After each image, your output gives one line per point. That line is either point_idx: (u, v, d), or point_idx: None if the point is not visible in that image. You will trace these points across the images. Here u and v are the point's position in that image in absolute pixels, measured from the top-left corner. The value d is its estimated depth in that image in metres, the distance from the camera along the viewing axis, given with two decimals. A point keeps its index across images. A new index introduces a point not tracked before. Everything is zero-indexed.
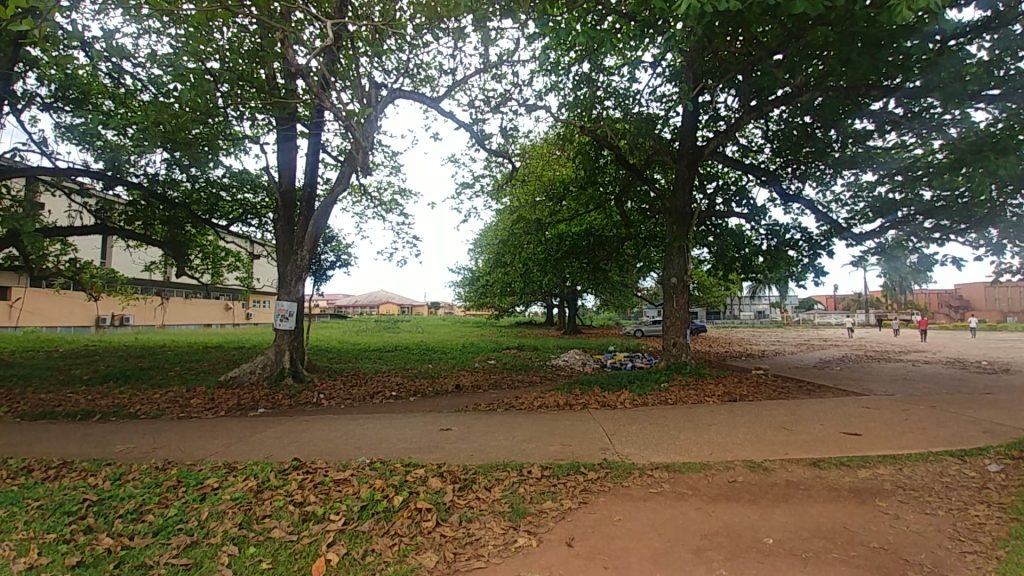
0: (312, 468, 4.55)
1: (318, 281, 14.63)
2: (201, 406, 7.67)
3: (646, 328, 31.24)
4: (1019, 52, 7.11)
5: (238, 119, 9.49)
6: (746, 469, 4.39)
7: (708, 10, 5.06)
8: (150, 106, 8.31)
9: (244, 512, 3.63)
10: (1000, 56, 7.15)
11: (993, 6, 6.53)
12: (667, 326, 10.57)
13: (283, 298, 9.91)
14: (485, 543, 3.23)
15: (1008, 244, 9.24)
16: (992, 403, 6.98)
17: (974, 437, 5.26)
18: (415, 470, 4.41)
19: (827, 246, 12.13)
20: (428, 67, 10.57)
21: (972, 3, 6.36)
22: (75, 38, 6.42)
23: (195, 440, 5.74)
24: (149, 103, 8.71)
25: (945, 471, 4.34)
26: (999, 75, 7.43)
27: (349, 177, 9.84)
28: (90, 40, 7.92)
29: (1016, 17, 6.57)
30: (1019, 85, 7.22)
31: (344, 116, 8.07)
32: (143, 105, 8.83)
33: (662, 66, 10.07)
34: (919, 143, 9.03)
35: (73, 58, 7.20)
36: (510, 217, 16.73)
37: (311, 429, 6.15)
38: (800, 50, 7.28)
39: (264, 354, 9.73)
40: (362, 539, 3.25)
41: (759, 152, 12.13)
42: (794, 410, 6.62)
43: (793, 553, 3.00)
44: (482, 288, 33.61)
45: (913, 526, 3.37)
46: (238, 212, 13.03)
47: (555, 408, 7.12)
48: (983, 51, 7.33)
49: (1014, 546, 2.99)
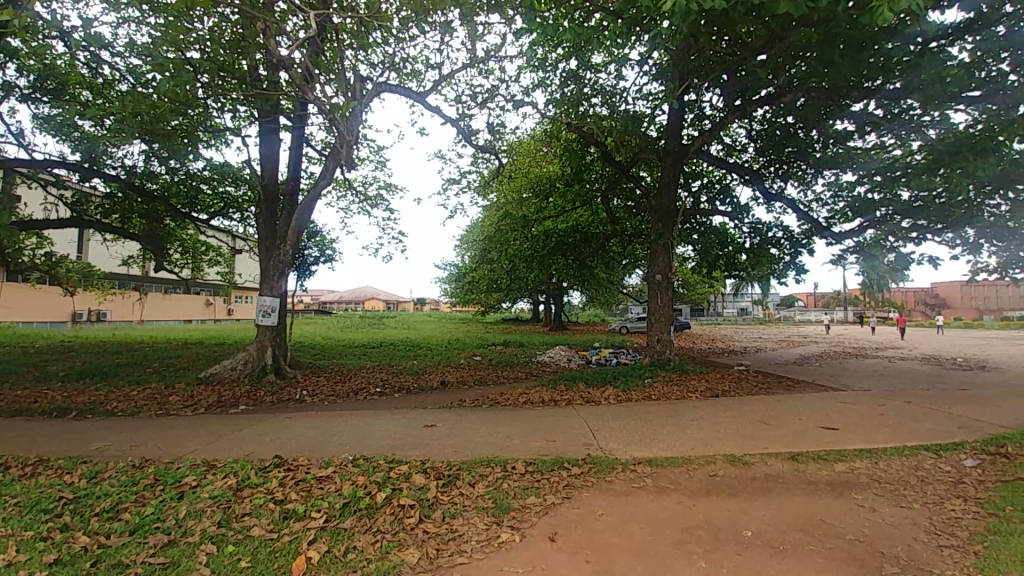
0: (293, 466, 4.50)
1: (302, 276, 14.45)
2: (180, 403, 7.51)
3: (631, 324, 31.55)
4: (1000, 55, 7.25)
5: (219, 111, 9.32)
6: (727, 464, 4.46)
7: (693, 7, 5.10)
8: (128, 97, 8.09)
9: (223, 510, 3.57)
10: (980, 58, 7.31)
11: (976, 9, 6.67)
12: (651, 323, 10.62)
13: (265, 293, 9.75)
14: (468, 539, 3.22)
15: (983, 244, 9.43)
16: (963, 399, 7.21)
17: (952, 432, 5.40)
18: (399, 467, 4.38)
19: (807, 244, 12.32)
20: (415, 61, 10.50)
21: (954, 5, 6.47)
22: (54, 26, 6.22)
23: (173, 438, 5.61)
24: (127, 93, 8.50)
25: (920, 466, 4.47)
26: (980, 76, 7.57)
27: (333, 172, 9.69)
28: (68, 29, 7.68)
29: (998, 20, 6.71)
30: (1000, 87, 7.36)
31: (328, 109, 7.96)
32: (122, 95, 8.60)
33: (648, 64, 10.13)
34: (899, 144, 9.20)
35: (51, 48, 6.98)
36: (496, 213, 16.60)
37: (292, 426, 6.05)
38: (784, 50, 7.37)
39: (245, 350, 9.59)
40: (344, 536, 3.22)
41: (743, 151, 12.27)
42: (775, 405, 6.74)
43: (771, 545, 3.06)
44: (468, 284, 33.56)
45: (888, 519, 3.46)
46: (218, 206, 12.71)
47: (540, 404, 7.14)
48: (964, 53, 7.46)
49: (990, 540, 3.07)
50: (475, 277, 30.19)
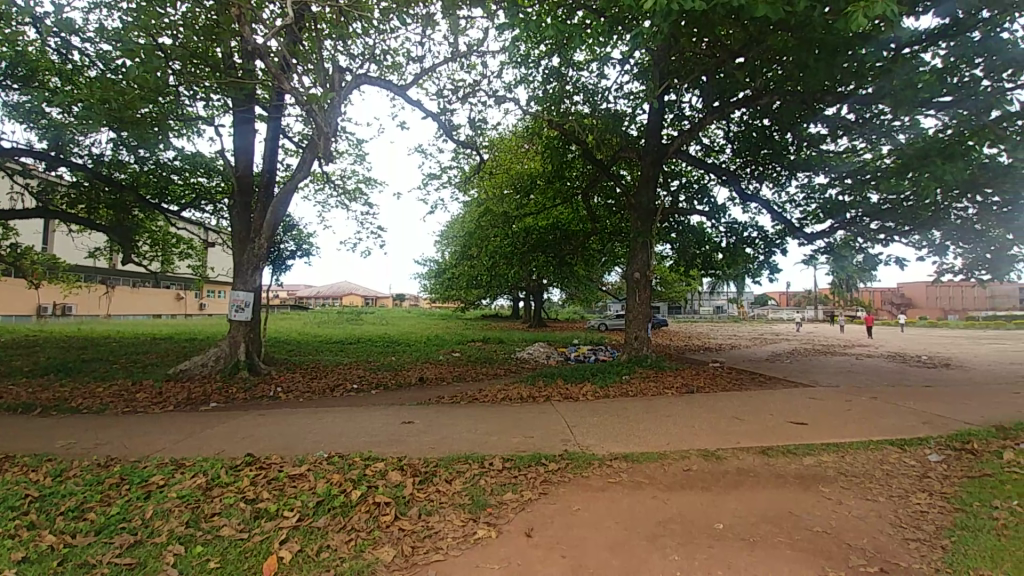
0: (266, 464, 4.40)
1: (277, 271, 14.14)
2: (148, 400, 7.29)
3: (610, 321, 31.90)
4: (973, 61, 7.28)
5: (191, 99, 9.05)
6: (701, 458, 4.55)
7: (674, 7, 5.15)
8: (97, 83, 7.76)
9: (193, 510, 3.47)
10: (953, 64, 7.32)
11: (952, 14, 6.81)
12: (629, 321, 10.74)
13: (239, 287, 9.50)
14: (444, 535, 3.21)
15: (949, 246, 9.70)
16: (926, 396, 7.50)
17: (916, 428, 5.61)
18: (375, 464, 4.33)
19: (781, 244, 12.63)
20: (395, 54, 10.37)
21: (929, 12, 6.63)
22: (25, 12, 5.97)
23: (143, 436, 5.44)
24: (96, 79, 8.16)
25: (886, 460, 4.62)
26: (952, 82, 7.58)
27: (310, 165, 9.49)
28: (39, 14, 7.36)
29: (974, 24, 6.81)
30: (971, 93, 7.42)
31: (305, 100, 7.78)
32: (90, 82, 8.25)
33: (630, 63, 10.22)
34: (869, 148, 9.49)
35: (20, 32, 6.67)
36: (477, 209, 16.53)
37: (266, 424, 5.93)
38: (761, 53, 7.53)
39: (217, 346, 9.35)
40: (317, 535, 3.17)
41: (720, 152, 12.48)
42: (748, 401, 6.91)
43: (741, 538, 3.14)
44: (448, 280, 33.42)
45: (855, 511, 3.57)
46: (189, 197, 12.22)
47: (518, 400, 7.17)
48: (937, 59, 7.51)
49: (957, 535, 3.15)
50: (455, 274, 30.05)
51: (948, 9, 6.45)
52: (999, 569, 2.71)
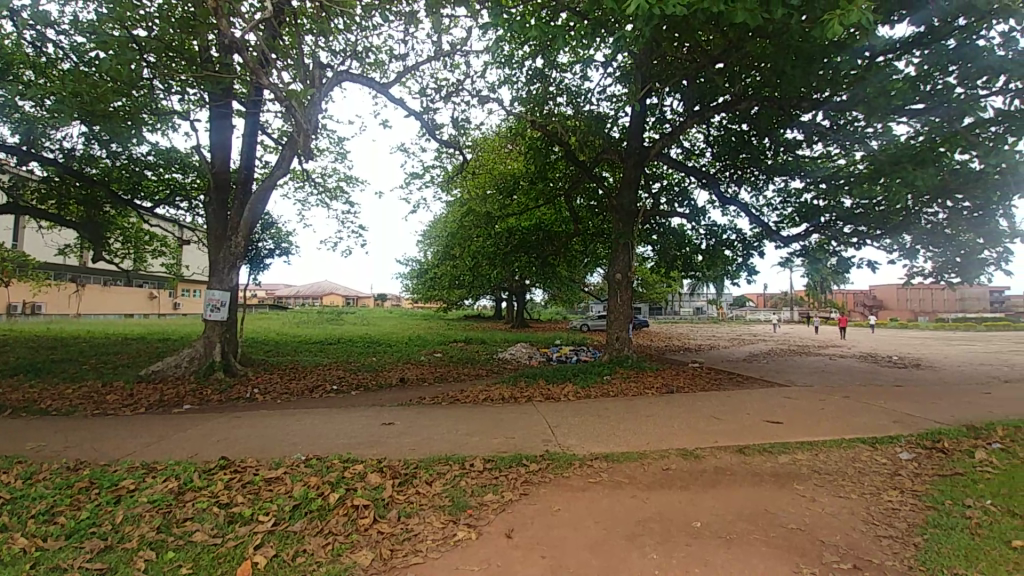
0: (241, 467, 4.30)
1: (255, 270, 13.86)
2: (119, 402, 7.06)
3: (592, 322, 32.14)
4: (947, 69, 7.50)
5: (166, 93, 8.80)
6: (680, 457, 4.61)
7: (656, 12, 5.23)
8: (69, 76, 7.50)
9: (164, 515, 3.37)
10: (927, 72, 7.59)
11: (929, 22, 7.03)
12: (611, 321, 10.82)
13: (214, 287, 9.27)
14: (424, 538, 3.18)
15: (919, 250, 10.03)
16: (896, 395, 7.72)
17: (886, 427, 5.78)
18: (354, 466, 4.27)
19: (759, 246, 12.89)
20: (378, 51, 10.27)
21: (904, 20, 6.87)
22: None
23: (114, 439, 5.27)
24: (69, 72, 7.88)
25: (858, 458, 4.75)
26: (926, 89, 7.80)
27: (289, 162, 9.32)
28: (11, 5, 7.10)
29: (949, 33, 7.04)
30: (943, 100, 7.66)
31: (284, 96, 7.63)
32: (63, 74, 7.97)
33: (612, 66, 10.31)
34: (842, 154, 9.76)
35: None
36: (459, 209, 16.46)
37: (243, 425, 5.82)
38: (741, 59, 7.69)
39: (191, 347, 9.11)
40: (292, 540, 3.10)
41: (701, 155, 12.67)
42: (726, 401, 7.03)
43: (718, 535, 3.19)
44: (430, 281, 33.24)
45: (829, 509, 3.66)
46: (165, 193, 11.97)
47: (500, 400, 7.17)
48: (912, 66, 7.81)
49: (928, 532, 3.24)
50: (437, 274, 29.89)
51: (922, 18, 6.65)
52: (974, 568, 2.76)
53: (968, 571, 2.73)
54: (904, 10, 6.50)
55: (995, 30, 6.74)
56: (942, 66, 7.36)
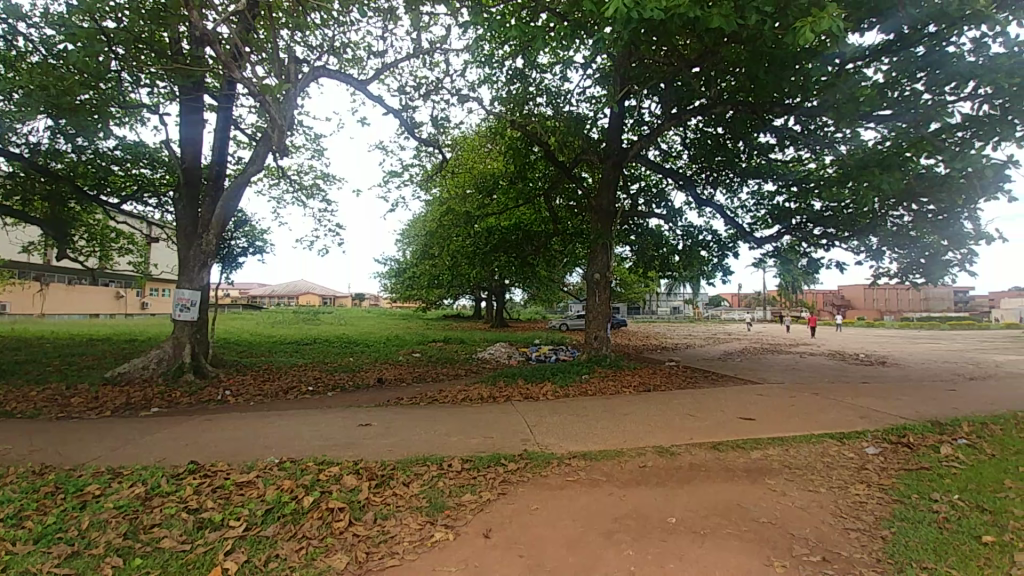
0: (212, 472, 4.18)
1: (227, 268, 13.50)
2: (83, 405, 6.79)
3: (571, 321, 32.37)
4: (915, 76, 7.75)
5: (136, 85, 8.50)
6: (656, 455, 4.67)
7: (634, 15, 5.29)
8: (35, 68, 7.20)
9: (131, 521, 3.26)
10: (895, 79, 7.85)
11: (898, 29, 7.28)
12: (589, 320, 10.92)
13: (184, 285, 8.98)
14: (400, 540, 3.15)
15: (885, 251, 10.41)
16: (863, 392, 7.99)
17: (853, 422, 5.97)
18: (329, 468, 4.20)
19: (733, 247, 13.19)
20: (356, 47, 10.14)
21: (873, 28, 7.11)
22: None
23: (78, 443, 5.07)
24: (36, 64, 7.57)
25: (827, 452, 4.89)
26: (894, 96, 8.04)
27: (264, 158, 9.11)
28: None
29: (919, 40, 7.31)
30: (909, 107, 7.93)
31: (258, 91, 7.44)
32: (29, 67, 7.65)
33: (592, 68, 10.40)
34: (813, 158, 10.05)
35: None
36: (438, 208, 16.35)
37: (215, 428, 5.66)
38: (716, 63, 7.86)
39: (160, 347, 8.82)
40: (265, 545, 3.03)
41: (678, 157, 12.87)
42: (701, 398, 7.16)
43: (693, 531, 3.24)
44: (409, 280, 32.94)
45: (799, 503, 3.76)
46: (132, 188, 11.56)
47: (479, 400, 7.15)
48: (881, 73, 8.07)
49: (895, 525, 3.35)
50: (416, 273, 29.64)
51: (891, 26, 6.89)
52: (941, 561, 2.86)
53: (937, 565, 2.82)
54: (874, 18, 6.73)
55: (963, 37, 7.03)
56: (909, 73, 7.63)
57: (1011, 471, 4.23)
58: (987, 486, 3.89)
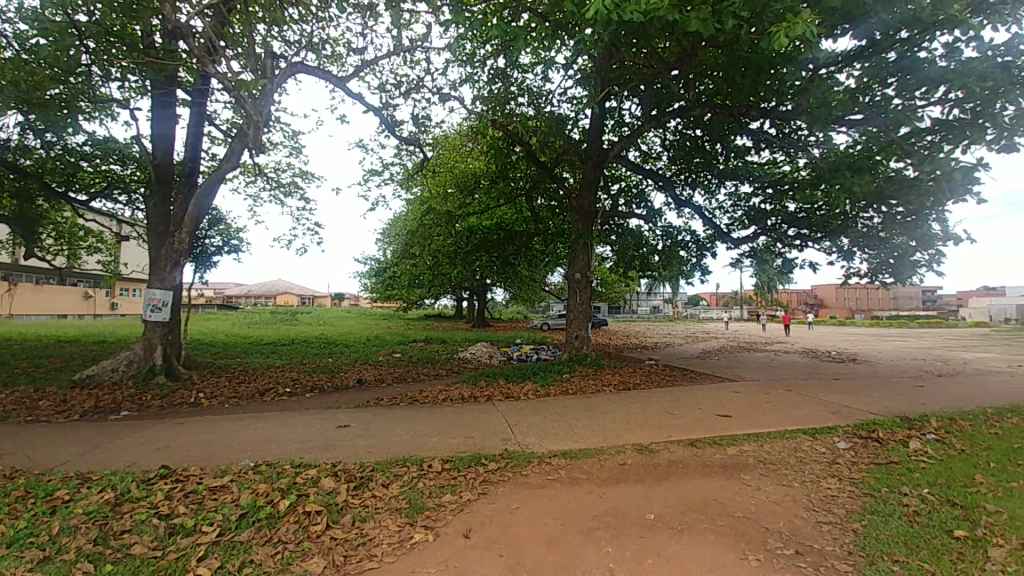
0: (184, 476, 4.07)
1: (201, 267, 13.16)
2: (50, 408, 6.56)
3: (553, 321, 32.53)
4: (885, 82, 8.00)
5: (107, 80, 8.23)
6: (635, 452, 4.73)
7: (614, 17, 5.37)
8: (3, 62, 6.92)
9: (100, 527, 3.17)
10: (866, 85, 8.09)
11: (870, 35, 7.51)
12: (570, 319, 10.99)
13: (155, 285, 8.71)
14: (379, 542, 3.11)
15: (856, 252, 10.71)
16: (835, 389, 8.23)
17: (826, 418, 6.13)
18: (306, 471, 4.13)
19: (711, 247, 13.41)
20: (335, 43, 9.99)
21: (845, 34, 7.32)
22: None
23: (44, 448, 4.89)
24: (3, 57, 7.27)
25: (800, 448, 5.02)
26: (865, 100, 8.27)
27: (239, 155, 8.90)
28: None
29: (890, 46, 7.58)
30: (879, 111, 8.15)
31: (233, 86, 7.26)
32: None
33: (573, 69, 10.45)
34: (787, 160, 10.29)
35: None
36: (419, 207, 16.22)
37: (188, 431, 5.52)
38: (695, 66, 7.99)
39: (130, 349, 8.56)
40: (239, 550, 2.96)
41: (657, 158, 13.03)
42: (679, 396, 7.25)
43: (670, 526, 3.29)
44: (389, 280, 32.63)
45: (773, 497, 3.85)
46: (102, 185, 11.18)
47: (459, 400, 7.12)
48: (852, 79, 8.31)
49: (865, 518, 3.46)
50: (396, 272, 29.37)
51: (863, 32, 7.10)
52: (911, 553, 2.96)
53: (908, 558, 2.91)
54: (847, 23, 6.93)
55: (935, 43, 7.29)
56: (881, 78, 7.86)
57: (981, 466, 4.39)
58: (957, 481, 4.03)
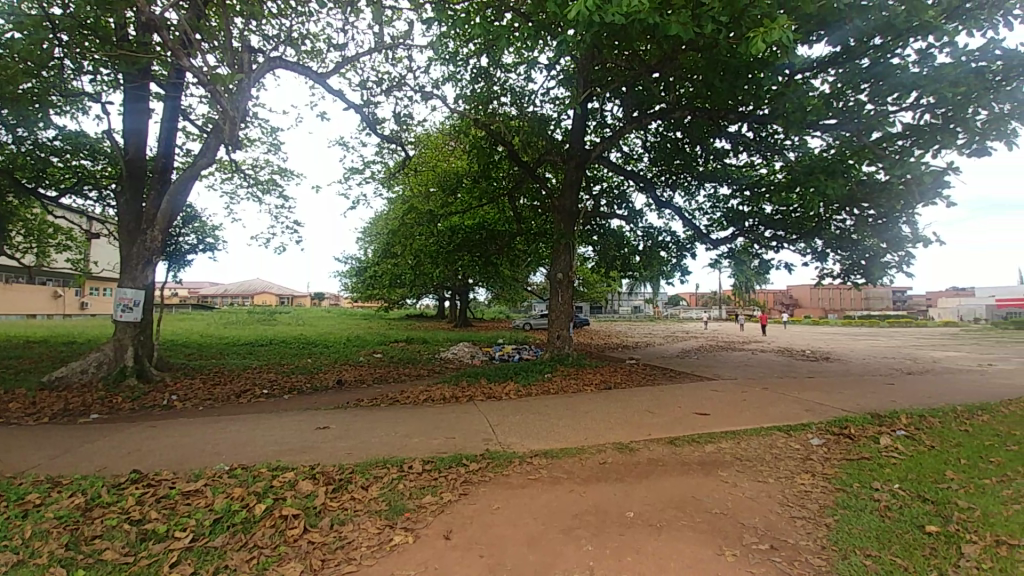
0: (157, 481, 3.96)
1: (175, 266, 12.82)
2: (15, 411, 6.32)
3: (535, 320, 32.63)
4: (858, 87, 8.14)
5: (79, 73, 7.95)
6: (615, 451, 4.77)
7: (596, 19, 5.40)
8: None
9: (71, 533, 3.08)
10: (839, 91, 8.22)
11: (845, 42, 7.71)
12: (552, 319, 11.02)
13: (126, 284, 8.45)
14: (358, 545, 3.08)
15: (829, 253, 11.00)
16: (809, 386, 8.44)
17: (800, 415, 6.29)
18: (283, 474, 4.06)
19: (691, 248, 13.61)
20: (315, 39, 9.83)
21: (820, 40, 7.51)
22: None
23: (10, 452, 4.72)
24: None
25: (775, 444, 5.14)
26: (839, 106, 8.38)
27: (215, 151, 8.69)
28: None
29: (864, 52, 7.77)
30: (853, 116, 8.30)
31: (208, 81, 7.08)
32: None
33: (555, 69, 10.49)
34: (764, 163, 10.51)
35: None
36: (401, 206, 16.08)
37: (161, 434, 5.37)
38: (675, 69, 8.10)
39: (100, 350, 8.28)
40: (213, 556, 2.90)
41: (638, 160, 13.18)
42: (659, 395, 7.34)
43: (649, 524, 3.33)
44: (371, 280, 32.30)
45: (748, 493, 3.93)
46: (72, 181, 10.81)
47: (440, 400, 7.08)
48: (826, 84, 8.52)
49: (838, 513, 3.55)
50: (377, 272, 29.10)
51: (838, 38, 7.28)
52: (882, 547, 3.05)
53: (880, 552, 2.99)
54: (822, 30, 7.11)
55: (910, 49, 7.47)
56: (854, 84, 8.02)
57: (951, 462, 4.54)
58: (928, 477, 4.16)
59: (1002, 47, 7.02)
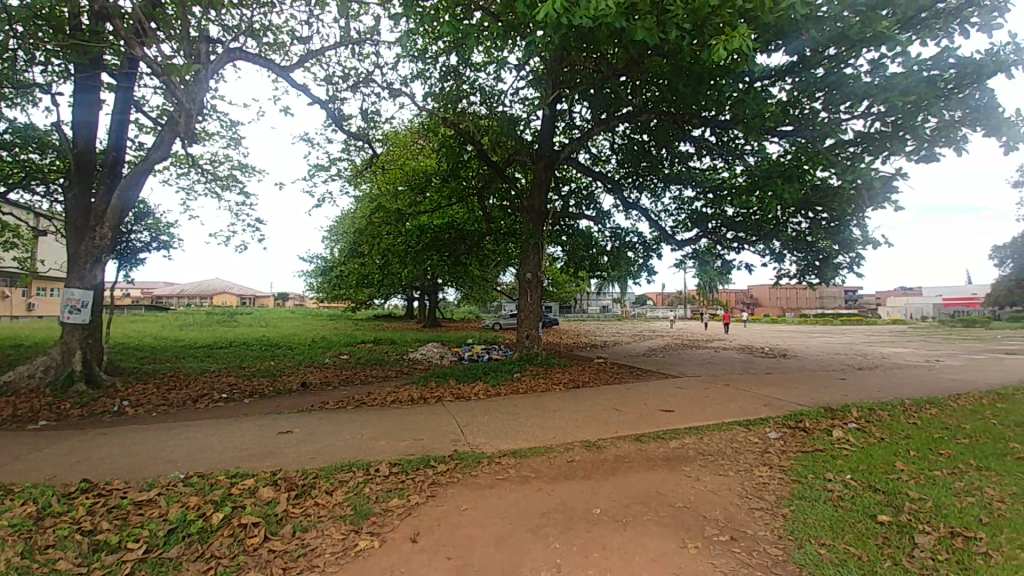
0: (108, 490, 3.76)
1: (126, 264, 12.18)
2: None
3: (505, 320, 32.66)
4: (813, 95, 8.55)
5: (29, 63, 7.50)
6: (583, 449, 4.83)
7: (563, 21, 5.45)
8: None
9: (22, 542, 2.92)
10: (796, 97, 8.63)
11: (801, 51, 8.04)
12: (521, 319, 11.07)
13: (72, 284, 7.96)
14: (321, 552, 3.00)
15: (786, 254, 11.46)
16: (768, 382, 8.76)
17: (759, 410, 6.53)
18: (243, 481, 3.91)
19: (657, 249, 13.91)
20: (278, 31, 9.53)
21: (778, 50, 7.83)
22: None
23: None
24: None
25: (736, 439, 5.31)
26: (795, 113, 8.76)
27: (169, 145, 8.30)
28: None
29: (819, 61, 8.11)
30: (807, 123, 8.67)
31: (163, 71, 6.76)
32: None
33: (525, 70, 10.53)
34: (726, 167, 10.86)
35: None
36: (368, 204, 15.79)
37: (113, 441, 5.11)
38: (641, 73, 8.27)
39: (46, 352, 7.81)
40: (168, 567, 2.77)
41: (607, 161, 13.40)
42: (626, 393, 7.47)
43: (615, 520, 3.39)
44: (337, 279, 31.60)
45: (710, 487, 4.05)
46: (18, 176, 10.17)
47: (409, 402, 6.99)
48: (783, 92, 8.88)
49: (793, 504, 3.71)
50: (344, 271, 28.50)
51: (795, 47, 7.59)
52: (836, 536, 3.20)
53: (834, 541, 3.14)
54: (780, 40, 7.43)
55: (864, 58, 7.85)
56: (809, 92, 8.45)
57: (899, 454, 4.81)
58: (879, 468, 4.39)
59: (955, 55, 7.51)
